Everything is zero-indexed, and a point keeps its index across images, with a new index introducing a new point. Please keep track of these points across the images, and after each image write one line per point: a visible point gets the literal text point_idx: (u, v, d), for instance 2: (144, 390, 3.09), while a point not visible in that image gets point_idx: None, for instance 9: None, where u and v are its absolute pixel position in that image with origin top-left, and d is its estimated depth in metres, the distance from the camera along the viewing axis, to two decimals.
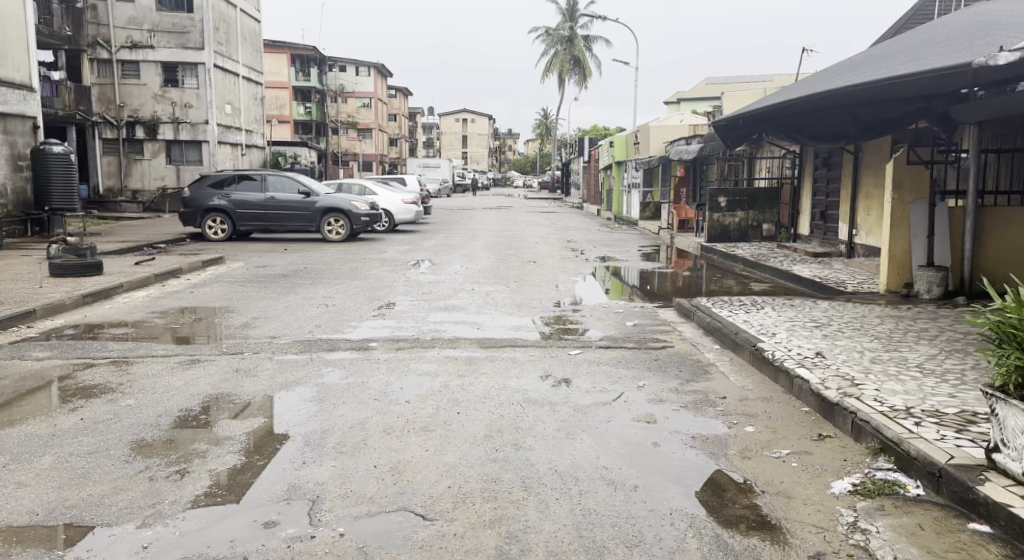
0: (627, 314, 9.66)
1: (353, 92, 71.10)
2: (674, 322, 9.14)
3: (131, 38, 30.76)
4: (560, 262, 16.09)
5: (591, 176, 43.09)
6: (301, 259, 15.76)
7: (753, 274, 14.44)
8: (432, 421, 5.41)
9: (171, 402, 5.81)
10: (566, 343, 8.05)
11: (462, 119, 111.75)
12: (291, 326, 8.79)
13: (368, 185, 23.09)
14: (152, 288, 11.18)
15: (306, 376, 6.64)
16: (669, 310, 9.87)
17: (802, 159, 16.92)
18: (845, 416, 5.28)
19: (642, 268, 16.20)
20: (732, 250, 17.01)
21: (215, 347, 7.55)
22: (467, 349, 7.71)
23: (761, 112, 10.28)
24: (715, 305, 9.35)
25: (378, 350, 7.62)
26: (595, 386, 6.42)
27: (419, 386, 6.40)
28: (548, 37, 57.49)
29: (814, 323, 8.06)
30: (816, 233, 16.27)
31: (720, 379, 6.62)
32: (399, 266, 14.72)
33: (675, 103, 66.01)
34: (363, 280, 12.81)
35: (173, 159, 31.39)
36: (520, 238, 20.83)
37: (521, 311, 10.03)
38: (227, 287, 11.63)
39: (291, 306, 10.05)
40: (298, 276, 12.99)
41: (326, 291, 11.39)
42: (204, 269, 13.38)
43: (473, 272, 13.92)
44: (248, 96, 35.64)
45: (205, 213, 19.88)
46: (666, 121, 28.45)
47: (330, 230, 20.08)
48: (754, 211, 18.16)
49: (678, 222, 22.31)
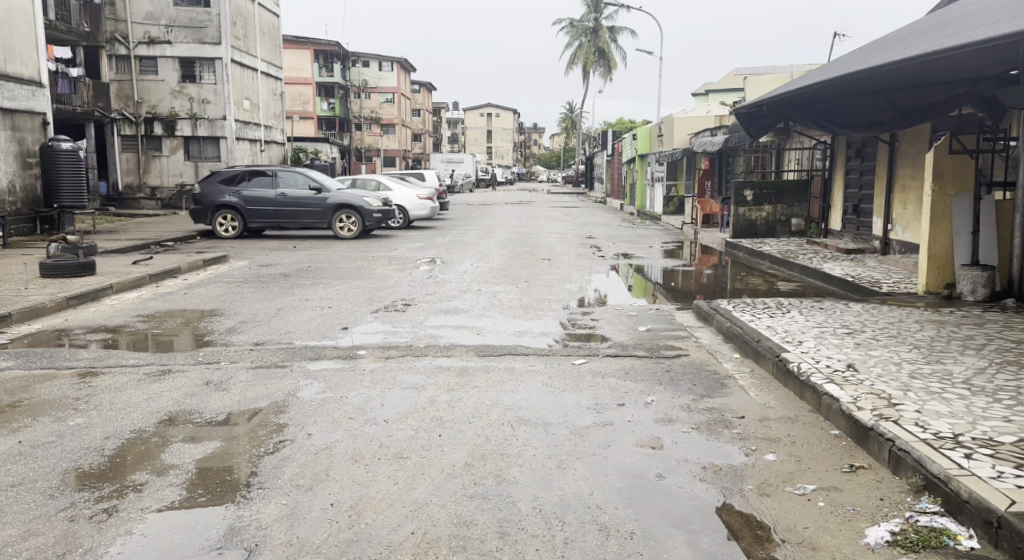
0: (642, 318, 8.97)
1: (377, 87, 70.81)
2: (691, 326, 8.43)
3: (148, 33, 30.59)
4: (576, 260, 15.42)
5: (615, 170, 42.24)
6: (308, 257, 15.25)
7: (781, 271, 13.63)
8: (408, 447, 4.79)
9: (125, 420, 5.26)
10: (569, 351, 7.40)
11: (487, 113, 111.26)
12: (280, 331, 8.25)
13: (383, 180, 22.70)
14: (145, 289, 10.73)
15: (280, 389, 6.06)
16: (686, 313, 9.17)
17: (834, 149, 16.02)
18: (882, 444, 4.56)
19: (664, 265, 15.46)
20: (759, 246, 16.20)
21: (191, 356, 7.02)
22: (463, 358, 7.11)
23: (787, 97, 9.48)
24: (735, 308, 8.63)
25: (366, 360, 7.04)
26: (596, 404, 5.75)
27: (402, 402, 5.78)
28: (572, 28, 56.68)
29: (845, 330, 7.30)
30: (847, 228, 15.40)
31: (738, 395, 5.92)
32: (407, 264, 14.16)
33: (703, 94, 64.79)
34: (366, 279, 12.24)
35: (191, 156, 31.17)
36: (537, 235, 20.19)
37: (528, 314, 9.40)
38: (224, 287, 11.14)
39: (285, 309, 9.51)
40: (300, 275, 12.48)
41: (326, 293, 10.84)
42: (204, 269, 12.91)
43: (483, 271, 13.31)
44: (267, 91, 35.36)
45: (216, 210, 19.47)
46: (690, 112, 27.58)
47: (341, 227, 19.58)
48: (782, 206, 17.32)
49: (703, 217, 21.53)
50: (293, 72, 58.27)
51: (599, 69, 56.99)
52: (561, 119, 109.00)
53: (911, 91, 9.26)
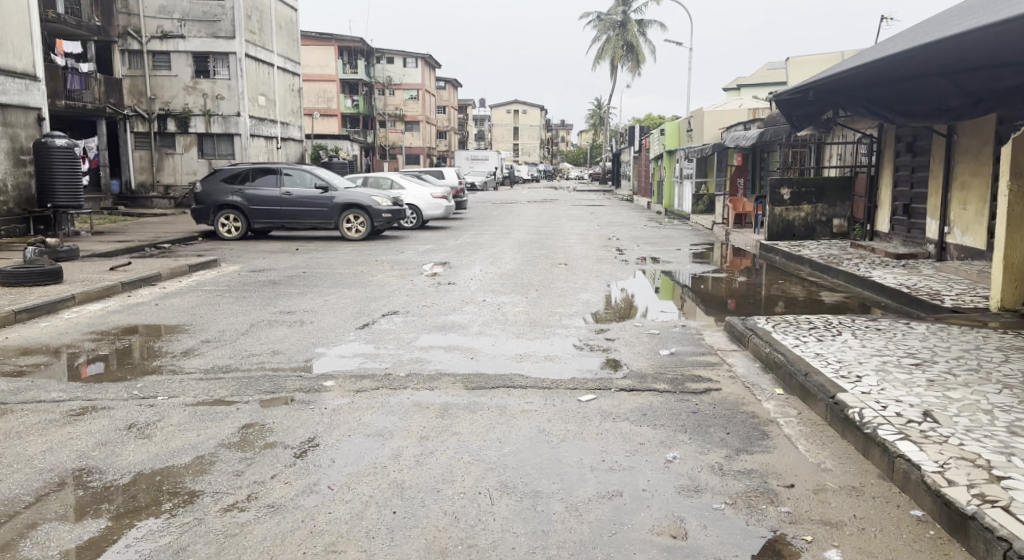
0: (666, 338, 7.73)
1: (401, 84, 69.93)
2: (723, 350, 7.17)
3: (161, 27, 29.82)
4: (595, 264, 14.18)
5: (643, 167, 40.83)
6: (306, 261, 14.19)
7: (824, 279, 12.26)
8: (347, 535, 3.61)
9: (2, 485, 4.15)
10: (578, 384, 6.17)
11: (513, 110, 110.13)
12: (245, 353, 7.14)
13: (397, 179, 21.61)
14: (114, 299, 9.71)
15: (215, 436, 4.93)
16: (717, 333, 7.90)
17: (881, 143, 14.58)
18: (991, 543, 3.30)
19: (693, 269, 14.16)
20: (797, 249, 14.84)
21: (124, 390, 5.90)
22: (448, 393, 5.93)
23: (833, 81, 8.14)
24: (776, 328, 7.33)
25: (331, 395, 5.85)
26: (604, 462, 4.52)
27: (359, 456, 4.61)
28: (600, 21, 55.27)
29: (913, 360, 5.97)
30: (896, 230, 13.95)
31: (784, 451, 4.66)
32: (410, 271, 13.04)
33: (736, 89, 62.88)
34: (361, 287, 11.14)
35: (206, 153, 30.36)
36: (557, 236, 18.98)
37: (536, 332, 8.22)
38: (201, 297, 10.09)
39: (259, 324, 8.43)
40: (291, 282, 11.41)
41: (312, 303, 9.74)
42: (189, 274, 11.89)
43: (492, 278, 12.15)
44: (284, 87, 34.52)
45: (219, 210, 18.53)
46: (723, 105, 26.12)
47: (349, 228, 18.52)
48: (822, 205, 15.92)
49: (735, 217, 20.14)
50: (316, 69, 57.50)
51: (628, 64, 55.50)
52: (589, 115, 107.61)
53: (985, 72, 7.88)
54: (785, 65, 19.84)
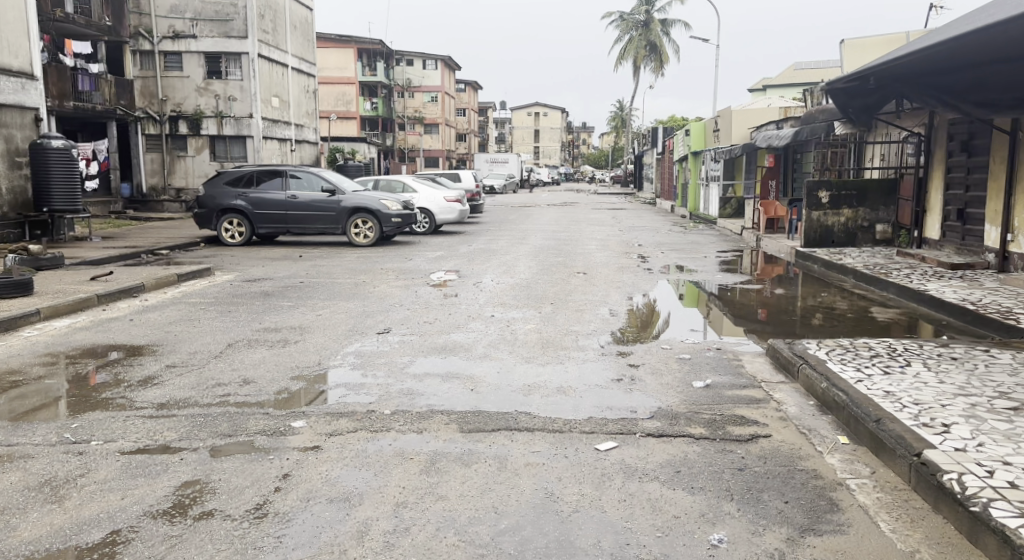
0: (701, 365, 6.67)
1: (420, 86, 69.14)
2: (770, 383, 6.09)
3: (173, 27, 29.08)
4: (616, 274, 13.11)
5: (666, 170, 39.70)
6: (307, 269, 13.27)
7: (870, 292, 11.12)
8: None
9: None
10: (595, 427, 5.13)
11: (534, 113, 109.26)
12: (209, 382, 6.15)
13: (409, 182, 20.70)
14: (87, 314, 8.83)
15: (143, 503, 3.95)
16: (759, 359, 6.85)
17: (931, 141, 13.43)
18: None
19: (722, 279, 13.06)
20: (838, 258, 13.69)
21: (53, 433, 4.94)
22: (440, 438, 4.91)
23: (895, 69, 7.19)
24: (832, 357, 6.24)
25: (298, 440, 4.85)
26: (629, 547, 3.48)
27: (315, 534, 3.62)
28: (623, 21, 54.13)
29: (1008, 403, 4.88)
30: (948, 237, 12.80)
31: (861, 531, 3.62)
32: (415, 281, 12.06)
33: (761, 90, 61.51)
34: (360, 300, 10.19)
35: (218, 156, 29.56)
36: (576, 242, 17.99)
37: (548, 356, 7.18)
38: (183, 311, 9.14)
39: (238, 344, 7.47)
40: (285, 293, 10.47)
41: (302, 319, 8.76)
42: (176, 285, 10.96)
43: (503, 290, 11.15)
44: (298, 88, 33.77)
45: (222, 214, 17.62)
46: (751, 104, 24.96)
47: (357, 233, 17.62)
48: (864, 210, 14.78)
49: (766, 222, 18.95)
50: (335, 71, 56.71)
51: (651, 64, 54.35)
52: (610, 117, 106.56)
53: None
54: (839, 51, 18.38)
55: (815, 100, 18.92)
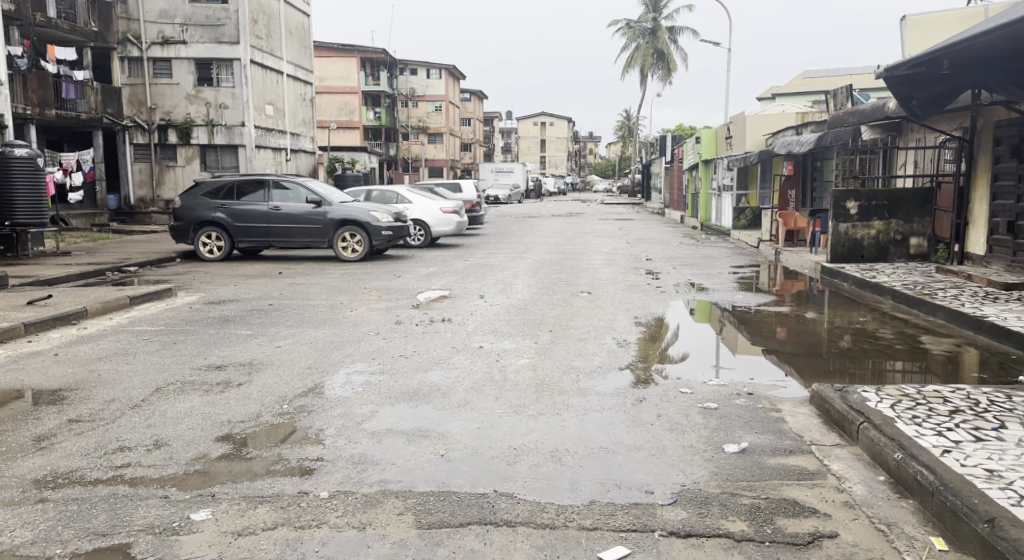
0: (731, 422, 5.37)
1: (424, 95, 67.97)
2: (824, 450, 4.79)
3: (162, 33, 27.78)
4: (625, 293, 11.77)
5: (675, 179, 38.53)
6: (283, 290, 11.94)
7: (916, 315, 9.84)
8: None
9: None
10: (599, 521, 3.82)
11: (541, 122, 108.37)
12: (107, 446, 4.84)
13: (402, 191, 19.46)
14: (4, 350, 7.49)
15: None
16: (802, 412, 5.57)
17: (975, 148, 12.25)
18: None
19: (743, 298, 11.74)
20: (871, 275, 12.40)
21: None
22: (391, 539, 3.62)
23: (972, 48, 5.99)
24: (899, 413, 4.97)
25: (190, 546, 3.55)
26: None
27: None
28: (629, 29, 52.68)
29: None
30: (996, 252, 11.67)
31: None
32: (400, 303, 10.77)
33: (771, 99, 60.25)
34: (334, 327, 8.89)
35: (208, 166, 28.34)
36: (582, 256, 16.71)
37: (542, 405, 5.87)
38: (122, 342, 7.80)
39: (166, 390, 6.15)
40: (246, 319, 9.17)
41: (256, 353, 7.42)
42: (127, 311, 9.62)
43: (497, 314, 9.84)
44: (293, 96, 32.62)
45: (199, 227, 16.37)
46: (766, 109, 23.65)
47: (344, 247, 16.39)
48: (896, 221, 13.50)
49: (785, 233, 17.68)
50: (337, 80, 55.49)
51: (658, 72, 53.20)
52: (617, 126, 105.27)
53: None
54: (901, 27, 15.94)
55: (838, 103, 17.59)
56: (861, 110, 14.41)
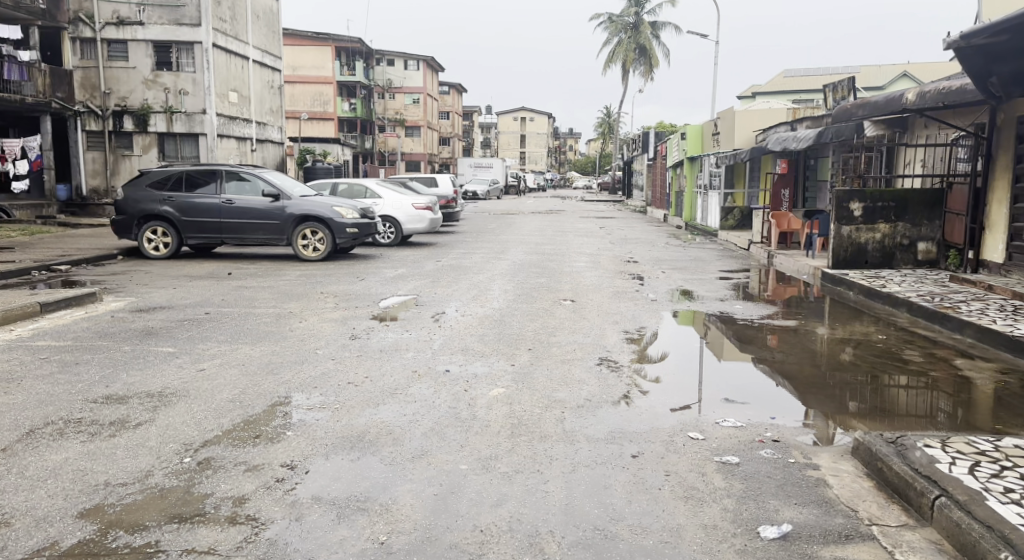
0: (763, 487, 4.15)
1: (402, 87, 66.29)
2: (892, 536, 3.61)
3: (117, 13, 26.08)
4: (611, 301, 10.59)
5: (658, 176, 37.45)
6: (227, 294, 10.60)
7: (939, 332, 8.73)
8: None
9: None
10: None
11: (520, 118, 107.00)
12: None
13: (372, 185, 18.13)
14: None
15: None
16: (848, 473, 4.37)
17: (993, 145, 11.21)
18: None
19: (742, 307, 10.60)
20: (879, 283, 11.30)
21: None
22: None
23: None
24: (987, 485, 3.80)
25: None
26: None
27: None
28: (611, 23, 51.31)
29: None
30: (1017, 261, 10.64)
31: None
32: (358, 312, 9.47)
33: (753, 97, 59.41)
34: (276, 343, 7.60)
35: (167, 155, 26.78)
36: (562, 257, 15.50)
37: (517, 458, 4.61)
38: (9, 364, 6.42)
39: (37, 435, 4.81)
40: (172, 332, 7.84)
41: (172, 380, 6.11)
42: (33, 321, 8.22)
43: (469, 326, 8.58)
44: (260, 83, 31.04)
45: (144, 221, 14.92)
46: (756, 104, 22.59)
47: (304, 245, 15.00)
48: (904, 224, 12.43)
49: (778, 234, 16.61)
50: (311, 69, 53.64)
51: (640, 68, 52.16)
52: (598, 123, 104.18)
53: None
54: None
55: (839, 96, 16.46)
56: (872, 102, 13.28)
